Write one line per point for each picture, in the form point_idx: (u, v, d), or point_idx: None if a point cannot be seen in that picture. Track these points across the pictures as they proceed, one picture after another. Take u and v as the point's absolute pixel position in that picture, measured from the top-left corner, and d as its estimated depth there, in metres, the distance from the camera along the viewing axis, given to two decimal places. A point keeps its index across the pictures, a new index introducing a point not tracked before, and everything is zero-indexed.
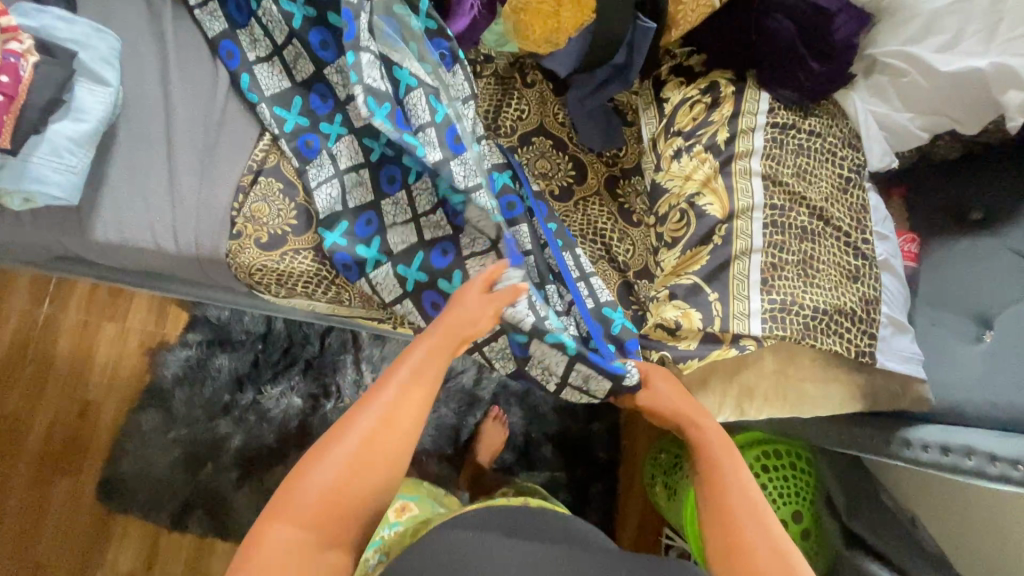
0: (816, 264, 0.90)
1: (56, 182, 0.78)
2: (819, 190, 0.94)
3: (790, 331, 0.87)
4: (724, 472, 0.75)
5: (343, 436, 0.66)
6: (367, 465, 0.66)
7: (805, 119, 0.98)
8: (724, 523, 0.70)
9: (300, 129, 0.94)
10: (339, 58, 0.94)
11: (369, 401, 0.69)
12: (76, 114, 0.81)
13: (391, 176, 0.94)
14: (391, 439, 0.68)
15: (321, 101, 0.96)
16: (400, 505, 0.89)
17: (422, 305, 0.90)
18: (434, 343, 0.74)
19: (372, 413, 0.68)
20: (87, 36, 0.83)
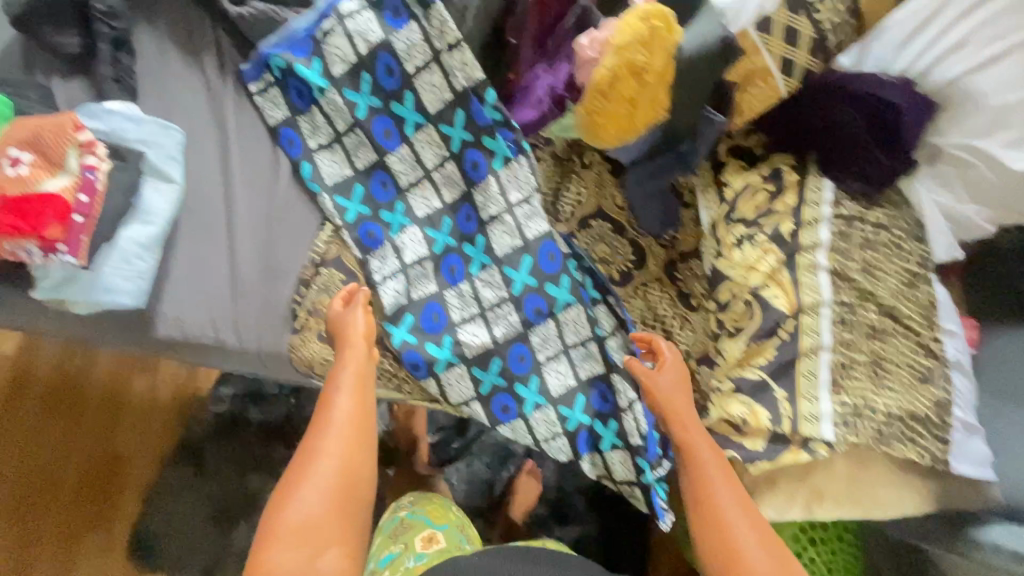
0: (886, 365, 0.89)
1: (126, 289, 0.77)
2: (888, 287, 0.93)
3: (864, 438, 0.86)
4: (704, 470, 0.76)
5: (302, 454, 0.72)
6: (338, 471, 0.71)
7: (871, 211, 0.97)
8: (713, 525, 0.72)
9: (362, 218, 0.92)
10: (402, 148, 0.93)
11: (318, 420, 0.74)
12: (144, 215, 0.79)
13: (452, 267, 0.93)
14: (354, 449, 0.73)
15: (382, 189, 0.94)
16: (430, 534, 0.99)
17: (490, 407, 0.93)
18: (354, 354, 0.79)
19: (319, 428, 0.74)
20: (154, 134, 0.81)
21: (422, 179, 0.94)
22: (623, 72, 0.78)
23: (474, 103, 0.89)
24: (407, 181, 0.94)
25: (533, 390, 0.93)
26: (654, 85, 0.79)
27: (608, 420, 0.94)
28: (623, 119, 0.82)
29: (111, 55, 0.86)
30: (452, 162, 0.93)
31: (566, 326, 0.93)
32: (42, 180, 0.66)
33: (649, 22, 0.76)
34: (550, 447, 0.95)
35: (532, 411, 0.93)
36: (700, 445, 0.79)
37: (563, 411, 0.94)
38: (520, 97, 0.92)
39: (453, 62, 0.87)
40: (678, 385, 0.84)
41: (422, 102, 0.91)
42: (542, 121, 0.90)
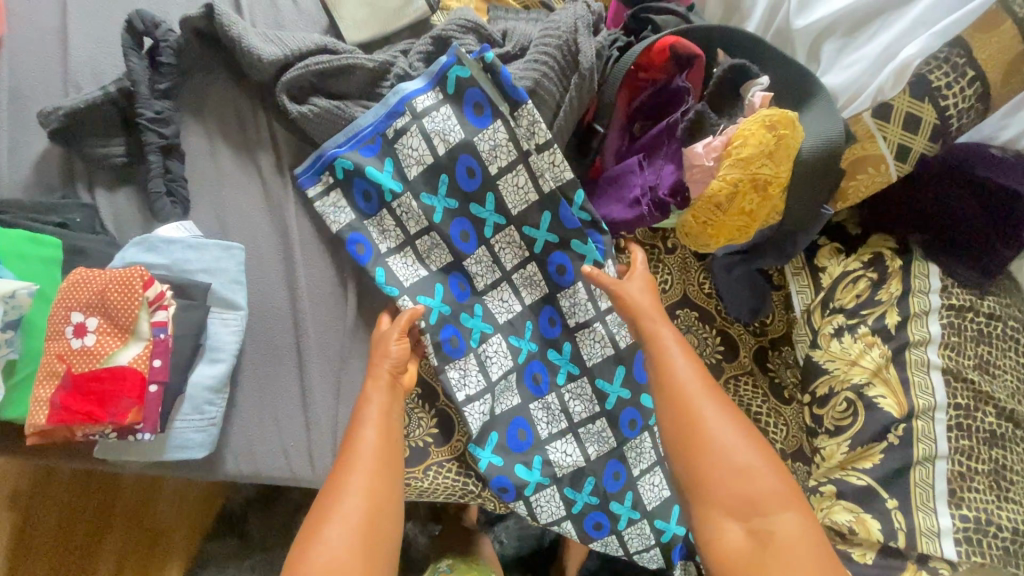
0: (1009, 474, 0.84)
1: (198, 441, 0.69)
2: (1005, 386, 0.87)
3: (991, 559, 0.80)
4: (662, 363, 0.68)
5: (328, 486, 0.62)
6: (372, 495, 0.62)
7: (983, 299, 0.90)
8: (674, 401, 0.65)
9: (441, 323, 0.82)
10: (481, 249, 0.84)
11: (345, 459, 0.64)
12: (211, 354, 0.71)
13: (537, 376, 0.86)
14: (382, 471, 0.64)
15: (460, 290, 0.85)
16: None
17: (582, 525, 0.86)
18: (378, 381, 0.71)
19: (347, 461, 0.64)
20: (217, 260, 0.73)
21: (501, 282, 0.85)
22: (745, 186, 0.70)
23: (563, 207, 0.80)
24: (485, 283, 0.85)
25: (627, 505, 0.86)
26: (776, 197, 0.72)
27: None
28: (738, 230, 0.75)
29: (161, 166, 0.77)
30: (534, 263, 0.85)
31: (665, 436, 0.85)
32: (113, 353, 0.59)
33: (775, 131, 0.69)
34: (643, 559, 0.88)
35: (626, 526, 0.86)
36: (668, 342, 0.70)
37: (659, 523, 0.86)
38: (609, 193, 0.83)
39: (542, 163, 0.79)
40: (644, 288, 0.75)
41: (506, 202, 0.82)
42: (639, 224, 0.80)
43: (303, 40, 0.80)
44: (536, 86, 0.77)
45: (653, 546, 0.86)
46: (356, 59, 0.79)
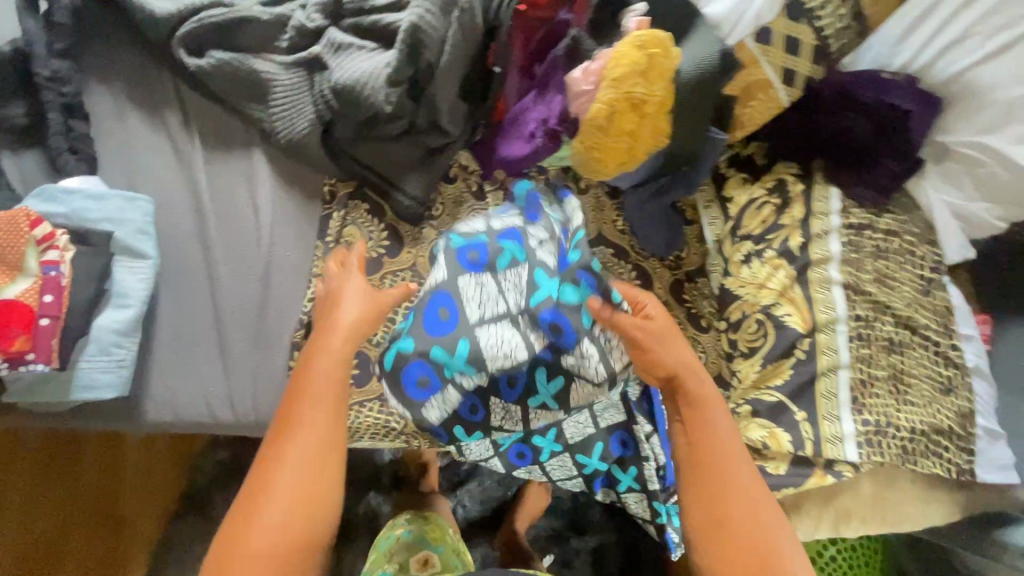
0: (907, 378, 0.87)
1: (107, 382, 0.72)
2: (902, 295, 0.90)
3: (888, 457, 0.84)
4: (713, 445, 0.65)
5: (264, 472, 0.60)
6: (305, 490, 0.59)
7: (880, 217, 0.94)
8: (702, 473, 0.65)
9: (412, 356, 0.79)
10: (484, 274, 0.79)
11: (281, 440, 0.61)
12: (119, 300, 0.73)
13: (512, 380, 0.83)
14: (308, 455, 0.60)
15: (441, 319, 0.79)
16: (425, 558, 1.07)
17: (508, 457, 0.91)
18: (328, 347, 0.65)
19: (280, 446, 0.60)
20: (120, 210, 0.75)
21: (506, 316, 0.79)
22: (621, 106, 0.73)
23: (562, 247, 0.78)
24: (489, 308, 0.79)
25: (549, 440, 0.89)
26: (653, 117, 0.75)
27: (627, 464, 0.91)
28: (624, 154, 0.77)
29: (63, 124, 0.78)
30: (523, 316, 0.78)
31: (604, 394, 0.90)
32: (3, 288, 0.63)
33: (645, 51, 0.71)
34: (565, 482, 0.95)
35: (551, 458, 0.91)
36: (723, 432, 0.66)
37: (580, 458, 0.90)
38: (512, 132, 0.87)
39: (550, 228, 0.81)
40: (672, 342, 0.69)
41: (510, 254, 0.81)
42: (535, 157, 0.84)
43: None
44: (419, 21, 0.79)
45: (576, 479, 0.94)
46: (251, 12, 0.82)
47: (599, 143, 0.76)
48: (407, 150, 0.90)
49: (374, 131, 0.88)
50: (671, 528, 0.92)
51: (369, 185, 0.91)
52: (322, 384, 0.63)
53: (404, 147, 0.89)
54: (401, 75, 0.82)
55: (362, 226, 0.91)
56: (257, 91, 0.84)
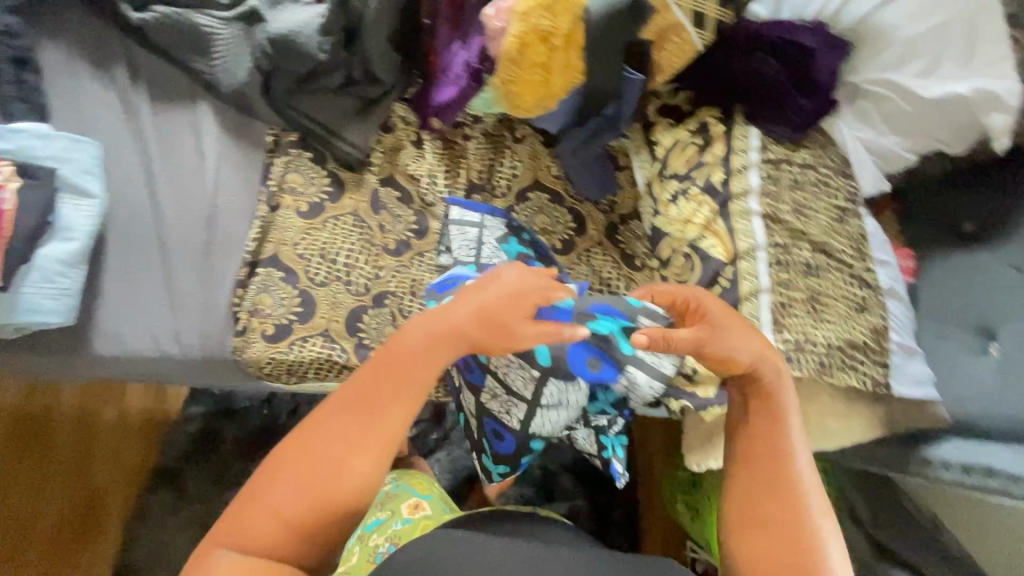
0: (823, 298, 0.92)
1: (51, 308, 0.76)
2: (817, 223, 0.95)
3: (806, 371, 0.88)
4: (774, 433, 0.61)
5: (333, 450, 0.53)
6: (363, 487, 0.54)
7: (796, 153, 0.99)
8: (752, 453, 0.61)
9: (512, 459, 0.86)
10: (506, 389, 0.81)
11: (361, 421, 0.54)
12: (63, 234, 0.78)
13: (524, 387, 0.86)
14: (379, 452, 0.55)
15: (501, 440, 0.84)
16: (415, 503, 0.97)
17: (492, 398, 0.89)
18: (449, 344, 0.57)
19: (357, 427, 0.54)
20: (65, 150, 0.80)
21: (525, 403, 0.80)
22: (531, 38, 0.85)
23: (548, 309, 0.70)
24: (522, 409, 0.81)
25: None
26: (562, 50, 0.86)
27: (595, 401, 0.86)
28: (539, 85, 0.88)
29: (15, 75, 0.84)
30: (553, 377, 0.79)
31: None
32: None
33: None
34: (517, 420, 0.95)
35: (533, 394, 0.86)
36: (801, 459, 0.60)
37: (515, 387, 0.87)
38: (440, 79, 0.92)
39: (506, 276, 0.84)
40: (743, 333, 0.65)
41: (509, 386, 0.80)
42: (462, 98, 0.91)
43: None
44: None
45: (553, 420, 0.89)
46: None
47: (512, 73, 0.86)
48: (344, 101, 0.95)
49: (312, 84, 0.94)
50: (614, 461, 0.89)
51: (309, 133, 0.95)
52: (415, 379, 0.56)
53: (342, 100, 0.95)
54: (332, 27, 0.90)
55: (304, 173, 0.95)
56: (199, 44, 0.89)
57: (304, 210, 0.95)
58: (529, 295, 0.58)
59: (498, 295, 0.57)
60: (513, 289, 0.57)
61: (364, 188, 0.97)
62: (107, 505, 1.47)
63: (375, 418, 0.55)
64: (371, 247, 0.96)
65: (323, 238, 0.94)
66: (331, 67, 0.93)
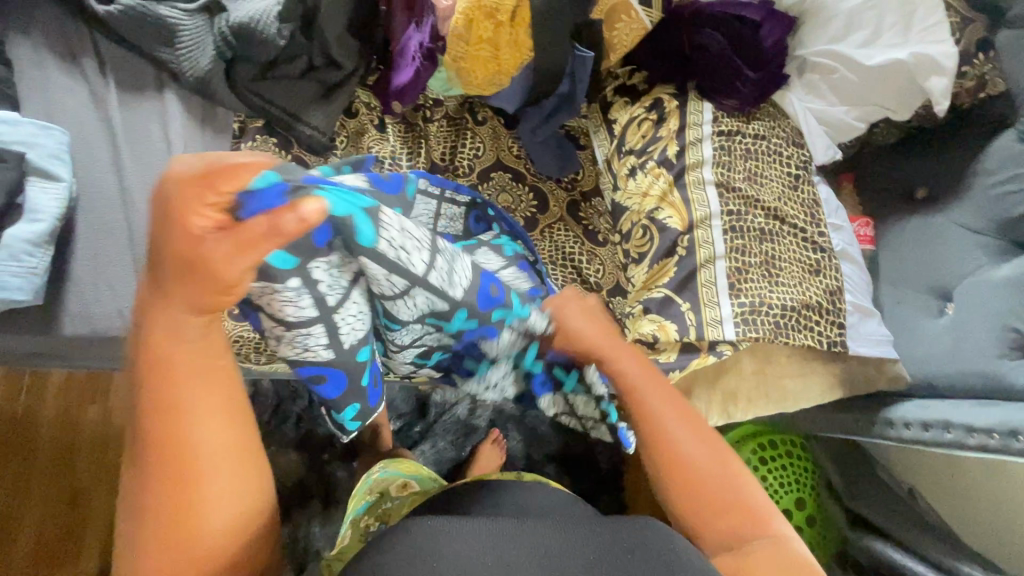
0: (779, 262, 0.93)
1: (18, 285, 0.78)
2: (771, 191, 0.98)
3: (762, 333, 0.89)
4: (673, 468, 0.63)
5: (160, 501, 0.43)
6: (235, 508, 0.45)
7: (749, 124, 1.01)
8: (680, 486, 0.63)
9: (344, 398, 0.68)
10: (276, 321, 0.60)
11: (165, 463, 0.43)
12: (30, 215, 0.80)
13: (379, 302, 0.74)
14: (216, 469, 0.44)
15: (326, 383, 0.66)
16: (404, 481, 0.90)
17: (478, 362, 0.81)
18: (177, 325, 0.41)
19: (167, 475, 0.42)
20: (34, 135, 0.83)
21: (319, 323, 0.61)
22: (476, 15, 0.86)
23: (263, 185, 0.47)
24: (306, 329, 0.61)
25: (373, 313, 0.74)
26: (507, 25, 0.88)
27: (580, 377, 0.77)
28: (488, 62, 0.90)
29: None
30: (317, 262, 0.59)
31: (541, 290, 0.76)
32: None
33: None
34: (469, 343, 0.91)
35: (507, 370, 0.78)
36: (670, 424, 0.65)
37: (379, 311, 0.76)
38: (398, 62, 0.96)
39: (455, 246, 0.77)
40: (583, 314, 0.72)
41: (280, 320, 0.60)
42: (417, 79, 0.94)
43: None
44: None
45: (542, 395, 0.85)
46: None
47: (461, 52, 0.89)
48: (305, 87, 0.98)
49: (276, 71, 0.98)
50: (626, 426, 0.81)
51: (272, 118, 0.98)
52: (192, 385, 0.43)
53: (304, 85, 0.98)
54: (290, 12, 0.93)
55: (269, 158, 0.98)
56: (164, 36, 0.93)
57: None
58: (188, 208, 0.37)
59: (165, 237, 0.39)
60: (169, 208, 0.37)
61: None
62: None
63: (183, 453, 0.43)
64: None
65: None
66: (293, 54, 0.96)
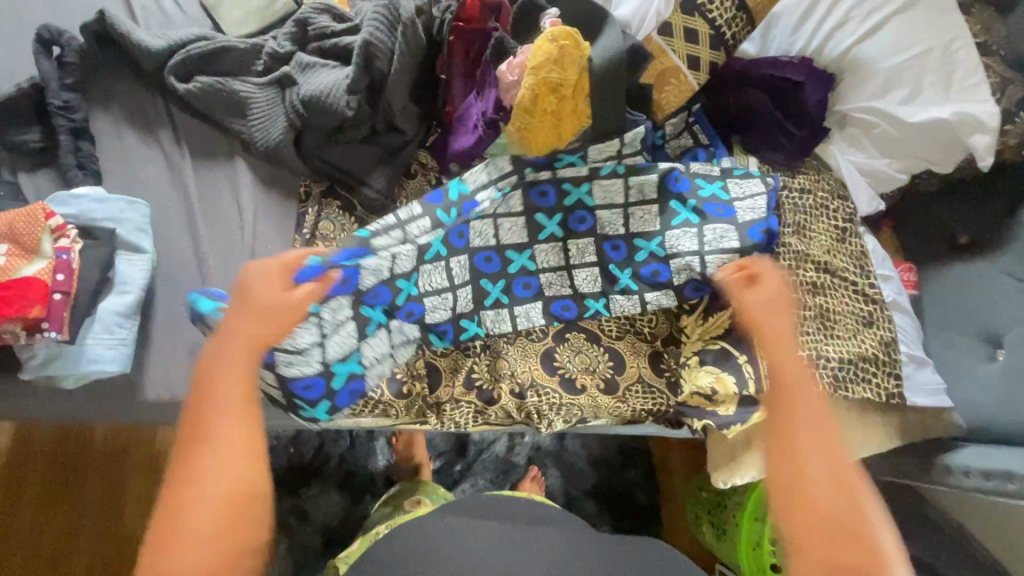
0: (833, 315, 0.96)
1: (111, 357, 0.81)
2: (819, 244, 1.01)
3: (823, 385, 0.92)
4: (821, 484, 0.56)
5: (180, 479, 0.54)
6: (222, 488, 0.53)
7: (794, 178, 1.05)
8: (800, 503, 0.55)
9: (339, 394, 0.93)
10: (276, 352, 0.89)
11: (194, 423, 0.56)
12: (119, 287, 0.84)
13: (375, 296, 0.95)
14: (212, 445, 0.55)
15: (309, 389, 0.91)
16: (417, 500, 1.06)
17: (550, 308, 1.02)
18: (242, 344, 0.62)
19: (195, 438, 0.56)
20: (122, 211, 0.87)
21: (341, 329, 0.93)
22: (542, 90, 0.88)
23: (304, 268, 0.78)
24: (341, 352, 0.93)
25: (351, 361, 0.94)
26: (571, 98, 0.91)
27: (632, 177, 1.01)
28: (550, 131, 0.93)
29: (72, 144, 0.92)
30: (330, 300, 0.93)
31: (496, 164, 1.00)
32: (20, 267, 0.75)
33: (557, 42, 0.87)
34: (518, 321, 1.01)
35: (583, 233, 1.03)
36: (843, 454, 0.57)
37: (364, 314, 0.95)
38: (458, 128, 1.01)
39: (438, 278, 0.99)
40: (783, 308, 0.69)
41: (296, 347, 0.90)
42: (480, 145, 0.98)
43: (184, 34, 0.98)
44: (371, 38, 0.95)
45: (631, 256, 1.02)
46: (229, 42, 0.98)
47: (527, 123, 0.91)
48: (369, 150, 1.02)
49: (339, 136, 1.01)
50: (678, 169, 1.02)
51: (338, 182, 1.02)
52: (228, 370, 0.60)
53: (367, 149, 1.02)
54: (358, 84, 0.97)
55: (335, 220, 1.02)
56: (237, 107, 0.98)
57: None
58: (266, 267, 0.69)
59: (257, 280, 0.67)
60: (258, 286, 0.67)
61: None
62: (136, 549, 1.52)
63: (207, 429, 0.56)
64: None
65: None
66: (357, 121, 1.00)
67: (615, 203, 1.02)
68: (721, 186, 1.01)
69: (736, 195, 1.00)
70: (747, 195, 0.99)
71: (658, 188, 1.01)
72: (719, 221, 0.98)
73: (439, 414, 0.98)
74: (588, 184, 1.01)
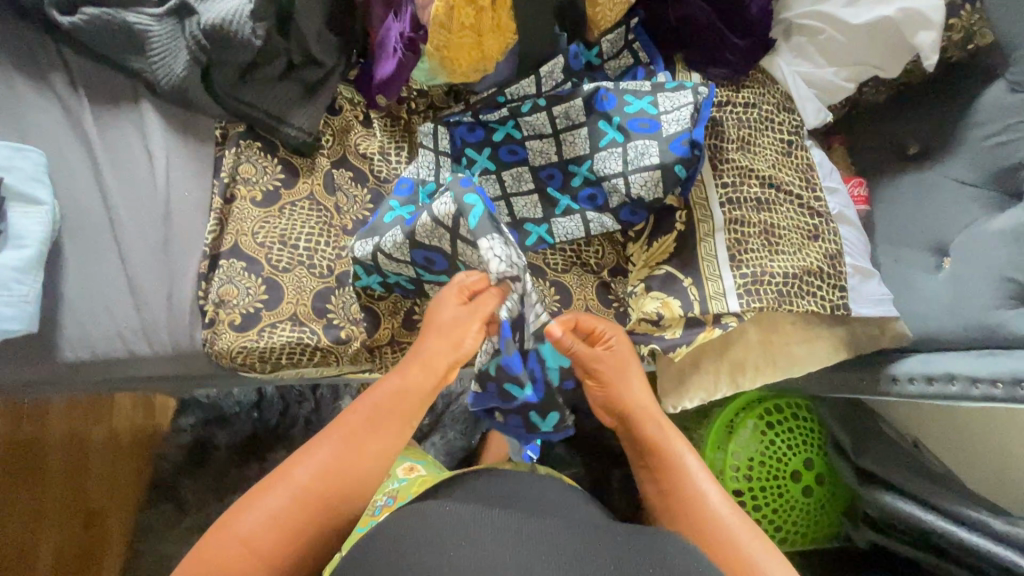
0: (777, 231, 0.94)
1: (11, 315, 0.77)
2: (765, 159, 0.97)
3: (766, 301, 0.90)
4: (690, 487, 0.73)
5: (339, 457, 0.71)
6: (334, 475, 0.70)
7: (738, 93, 1.00)
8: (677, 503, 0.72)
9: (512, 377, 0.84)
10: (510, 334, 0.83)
11: (363, 429, 0.73)
12: (15, 241, 0.79)
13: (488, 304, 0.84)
14: (354, 452, 0.72)
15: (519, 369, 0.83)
16: (410, 466, 0.93)
17: None
18: (422, 371, 0.78)
19: (352, 437, 0.72)
20: (9, 159, 0.80)
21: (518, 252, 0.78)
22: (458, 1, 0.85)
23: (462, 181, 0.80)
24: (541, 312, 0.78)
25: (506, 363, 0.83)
26: (490, 10, 0.88)
27: (555, 106, 0.96)
28: (472, 49, 0.89)
29: None
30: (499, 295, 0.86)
31: (432, 134, 0.98)
32: None
33: None
34: None
35: (513, 164, 0.99)
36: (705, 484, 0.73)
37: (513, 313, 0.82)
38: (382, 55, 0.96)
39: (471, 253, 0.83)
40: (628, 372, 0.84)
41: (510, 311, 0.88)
42: (402, 70, 0.92)
43: None
44: None
45: (567, 184, 0.98)
46: None
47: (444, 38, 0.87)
48: (287, 87, 0.96)
49: (252, 71, 0.94)
50: (603, 88, 0.96)
51: (257, 121, 0.95)
52: (413, 404, 0.77)
53: (286, 86, 0.96)
54: (265, 11, 0.89)
55: (255, 162, 0.96)
56: (134, 43, 0.90)
57: (259, 199, 0.95)
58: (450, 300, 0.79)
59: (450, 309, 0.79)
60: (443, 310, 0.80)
61: (317, 171, 0.98)
62: (107, 523, 1.50)
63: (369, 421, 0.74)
64: (329, 229, 0.97)
65: (281, 225, 0.95)
66: (270, 53, 0.93)
67: (544, 132, 0.98)
68: (651, 101, 0.94)
69: (664, 109, 0.93)
70: (675, 108, 0.92)
71: (585, 109, 0.96)
72: (642, 137, 0.93)
73: (383, 357, 0.97)
74: (513, 119, 0.98)
